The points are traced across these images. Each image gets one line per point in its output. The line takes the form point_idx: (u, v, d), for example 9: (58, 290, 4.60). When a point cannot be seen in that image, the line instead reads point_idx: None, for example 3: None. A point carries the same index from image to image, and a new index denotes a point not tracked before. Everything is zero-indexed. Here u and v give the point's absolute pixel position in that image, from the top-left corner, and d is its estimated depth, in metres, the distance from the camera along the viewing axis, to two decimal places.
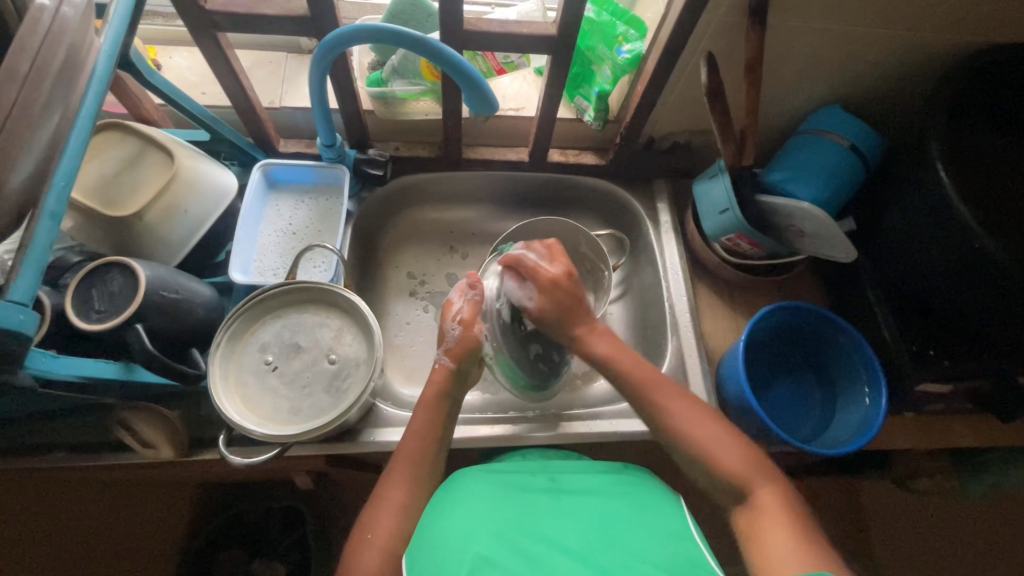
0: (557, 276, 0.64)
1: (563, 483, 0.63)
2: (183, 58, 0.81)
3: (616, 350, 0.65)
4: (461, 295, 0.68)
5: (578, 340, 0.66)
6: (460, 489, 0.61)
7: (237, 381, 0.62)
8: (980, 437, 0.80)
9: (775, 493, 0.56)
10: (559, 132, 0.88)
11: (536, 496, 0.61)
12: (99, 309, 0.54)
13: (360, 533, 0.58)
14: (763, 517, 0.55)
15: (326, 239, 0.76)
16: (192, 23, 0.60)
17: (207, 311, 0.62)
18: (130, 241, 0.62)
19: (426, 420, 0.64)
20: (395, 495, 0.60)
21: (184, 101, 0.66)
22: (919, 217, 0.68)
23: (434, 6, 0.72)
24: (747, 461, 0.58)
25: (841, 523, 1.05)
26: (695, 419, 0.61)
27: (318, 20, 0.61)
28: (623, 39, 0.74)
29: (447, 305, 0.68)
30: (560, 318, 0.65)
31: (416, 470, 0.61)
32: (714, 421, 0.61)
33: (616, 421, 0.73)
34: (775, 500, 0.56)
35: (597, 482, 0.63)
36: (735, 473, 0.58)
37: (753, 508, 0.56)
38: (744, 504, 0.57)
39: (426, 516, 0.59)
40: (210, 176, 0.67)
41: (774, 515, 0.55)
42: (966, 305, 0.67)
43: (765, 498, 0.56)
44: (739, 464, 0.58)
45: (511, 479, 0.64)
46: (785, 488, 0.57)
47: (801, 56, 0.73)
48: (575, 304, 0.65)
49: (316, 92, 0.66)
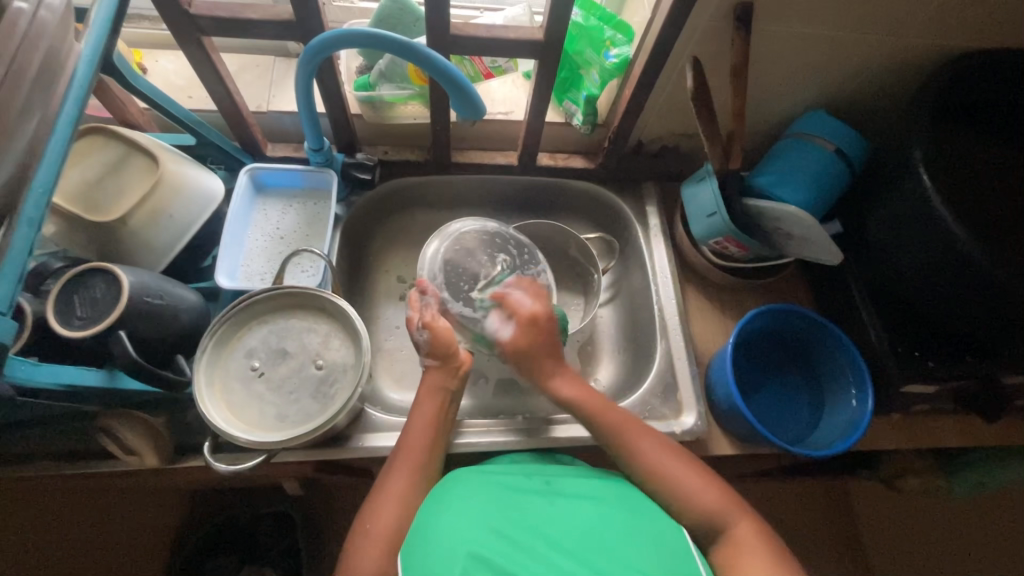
0: (535, 314, 0.70)
1: (559, 486, 0.63)
2: (169, 61, 0.80)
3: (584, 395, 0.67)
4: (417, 303, 0.70)
5: (552, 389, 0.67)
6: (451, 489, 0.60)
7: (223, 387, 0.62)
8: (964, 436, 0.81)
9: (755, 530, 0.58)
10: (548, 136, 0.88)
11: (525, 497, 0.60)
12: (81, 316, 0.53)
13: (363, 519, 0.59)
14: (744, 552, 0.56)
15: (314, 244, 0.76)
16: (176, 27, 0.59)
17: (192, 316, 0.62)
18: (113, 246, 0.62)
19: (429, 413, 0.65)
20: (395, 484, 0.60)
21: (169, 105, 0.66)
22: (904, 221, 0.69)
23: (421, 10, 0.72)
24: (723, 498, 0.60)
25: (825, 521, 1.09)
26: (675, 462, 0.62)
27: (304, 24, 0.60)
28: (611, 44, 0.75)
29: (409, 315, 0.69)
30: (531, 358, 0.68)
31: (417, 459, 0.62)
32: (685, 461, 0.63)
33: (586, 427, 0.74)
34: (753, 534, 0.58)
35: (589, 487, 0.62)
36: (711, 511, 0.59)
37: (730, 545, 0.58)
38: (719, 541, 0.59)
39: (416, 514, 0.59)
40: (196, 181, 0.67)
41: (753, 549, 0.56)
42: (951, 309, 0.67)
43: (744, 535, 0.58)
44: (716, 503, 0.59)
45: (505, 481, 0.63)
46: (763, 526, 0.59)
47: (787, 61, 0.73)
48: (553, 348, 0.69)
49: (302, 96, 0.65)
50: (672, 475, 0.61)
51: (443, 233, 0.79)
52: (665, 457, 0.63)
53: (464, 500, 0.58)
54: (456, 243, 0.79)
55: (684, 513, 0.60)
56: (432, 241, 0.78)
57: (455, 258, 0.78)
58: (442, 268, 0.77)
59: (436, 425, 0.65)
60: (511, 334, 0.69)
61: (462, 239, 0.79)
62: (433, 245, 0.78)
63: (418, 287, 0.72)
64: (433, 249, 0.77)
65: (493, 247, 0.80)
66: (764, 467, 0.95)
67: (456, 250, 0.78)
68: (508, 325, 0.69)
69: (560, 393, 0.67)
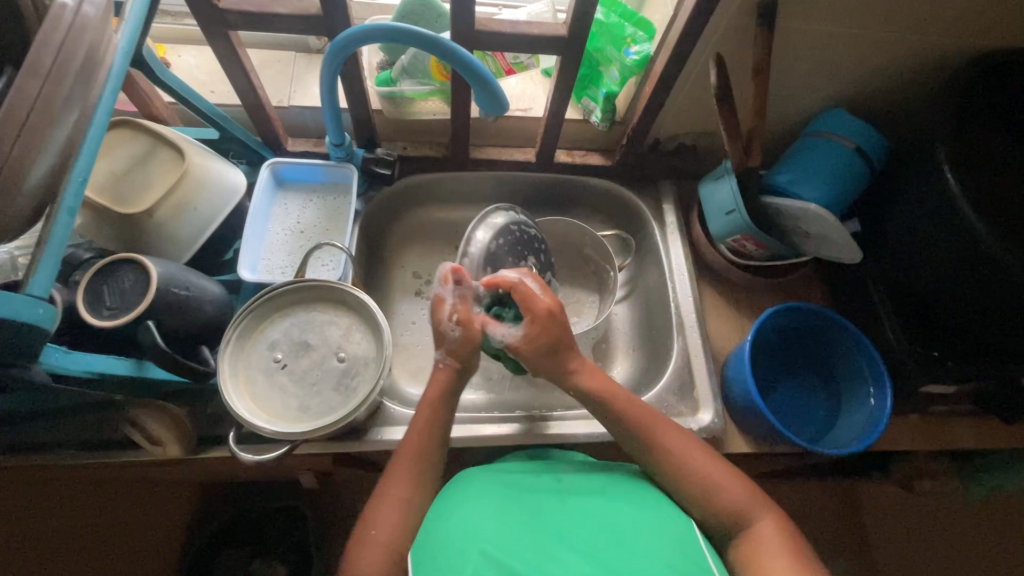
0: (553, 307, 0.65)
1: (569, 483, 0.63)
2: (192, 56, 0.81)
3: (607, 386, 0.65)
4: (449, 291, 0.67)
5: (568, 373, 0.66)
6: (465, 488, 0.61)
7: (247, 378, 0.62)
8: (985, 435, 0.80)
9: (777, 526, 0.57)
10: (566, 133, 0.88)
11: (539, 494, 0.61)
12: (110, 306, 0.54)
13: (369, 519, 0.59)
14: (765, 549, 0.56)
15: (334, 238, 0.76)
16: (204, 22, 0.60)
17: (217, 308, 0.63)
18: (139, 238, 0.63)
19: (427, 416, 0.64)
20: (396, 490, 0.60)
21: (195, 99, 0.67)
22: (926, 218, 0.69)
23: (444, 6, 0.72)
24: (747, 497, 0.59)
25: (848, 537, 1.06)
26: (699, 458, 0.61)
27: (330, 19, 0.61)
28: (631, 41, 0.75)
29: (439, 304, 0.66)
30: (545, 354, 0.65)
31: (418, 466, 0.62)
32: (709, 458, 0.62)
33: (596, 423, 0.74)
34: (774, 531, 0.57)
35: (599, 483, 0.63)
36: (734, 509, 0.58)
37: (749, 541, 0.57)
38: (740, 537, 0.58)
39: (432, 509, 0.59)
40: (220, 175, 0.68)
41: (773, 547, 0.56)
42: (973, 308, 0.67)
43: (766, 532, 0.57)
44: (741, 500, 0.59)
45: (516, 480, 0.63)
46: (788, 523, 0.58)
47: (810, 58, 0.73)
48: (565, 339, 0.65)
49: (326, 91, 0.66)
50: (697, 465, 0.61)
51: (488, 222, 0.72)
52: (688, 460, 0.61)
53: (474, 500, 0.59)
54: (502, 238, 0.73)
55: (703, 501, 0.60)
56: (477, 229, 0.72)
57: (500, 255, 0.72)
58: (485, 262, 0.71)
59: (437, 429, 0.64)
60: (521, 332, 0.65)
61: (505, 235, 0.73)
62: (484, 228, 0.72)
63: (454, 273, 0.67)
64: (481, 239, 0.71)
65: (526, 248, 0.75)
66: (775, 466, 0.95)
67: (501, 247, 0.72)
68: (517, 328, 0.66)
69: (581, 386, 0.65)
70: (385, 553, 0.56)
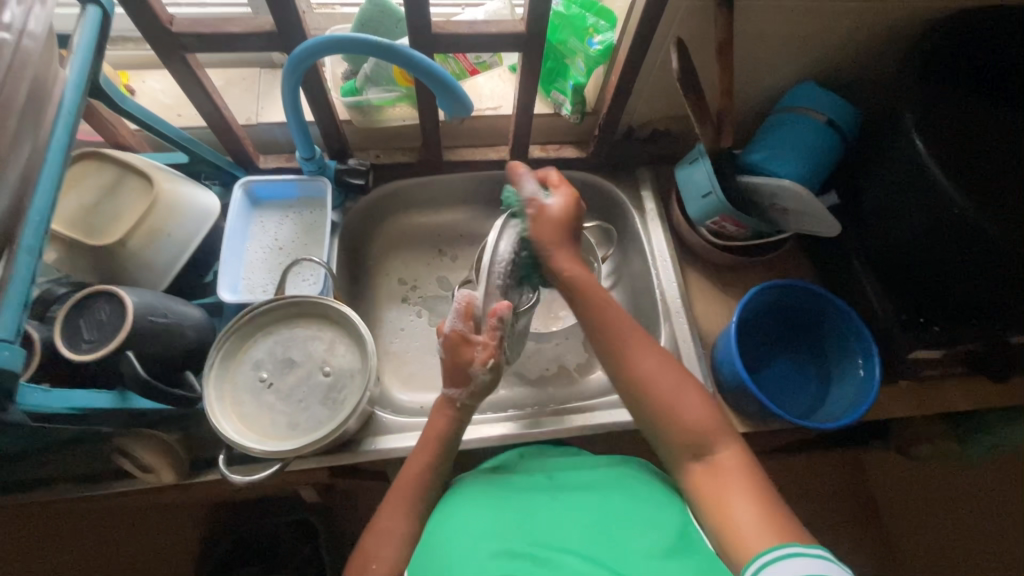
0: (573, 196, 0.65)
1: (562, 479, 0.63)
2: (156, 81, 0.80)
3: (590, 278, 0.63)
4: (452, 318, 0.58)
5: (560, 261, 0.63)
6: (460, 494, 0.61)
7: (234, 400, 0.62)
8: (977, 398, 0.81)
9: (738, 457, 0.55)
10: (538, 128, 0.88)
11: (535, 493, 0.60)
12: (88, 339, 0.54)
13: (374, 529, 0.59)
14: (726, 481, 0.54)
15: (313, 253, 0.76)
16: (159, 47, 0.59)
17: (197, 332, 0.63)
18: (115, 269, 0.62)
19: (438, 426, 0.63)
20: (393, 507, 0.60)
21: (159, 125, 0.67)
22: (902, 185, 0.68)
23: (401, 11, 0.72)
24: (709, 419, 0.57)
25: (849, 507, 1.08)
26: (668, 379, 0.59)
27: (286, 33, 0.60)
28: (594, 31, 0.75)
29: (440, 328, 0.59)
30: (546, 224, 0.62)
31: (413, 476, 0.61)
32: (679, 375, 0.59)
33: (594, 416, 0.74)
34: (736, 462, 0.55)
35: (593, 477, 0.63)
36: (696, 430, 0.56)
37: (710, 469, 0.55)
38: (699, 461, 0.56)
39: (428, 527, 0.59)
40: (191, 199, 0.68)
41: (734, 476, 0.54)
42: (955, 272, 0.67)
43: (726, 462, 0.55)
44: (705, 424, 0.56)
45: (510, 479, 0.63)
46: (748, 452, 0.56)
47: (774, 34, 0.73)
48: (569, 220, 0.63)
49: (290, 106, 0.65)
50: (665, 391, 0.57)
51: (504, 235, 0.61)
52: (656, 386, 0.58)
53: (470, 508, 0.58)
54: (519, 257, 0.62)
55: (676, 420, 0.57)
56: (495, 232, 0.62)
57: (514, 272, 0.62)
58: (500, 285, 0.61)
59: (442, 437, 0.62)
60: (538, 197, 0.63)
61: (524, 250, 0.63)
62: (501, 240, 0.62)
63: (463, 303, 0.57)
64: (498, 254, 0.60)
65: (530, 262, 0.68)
66: (773, 443, 0.96)
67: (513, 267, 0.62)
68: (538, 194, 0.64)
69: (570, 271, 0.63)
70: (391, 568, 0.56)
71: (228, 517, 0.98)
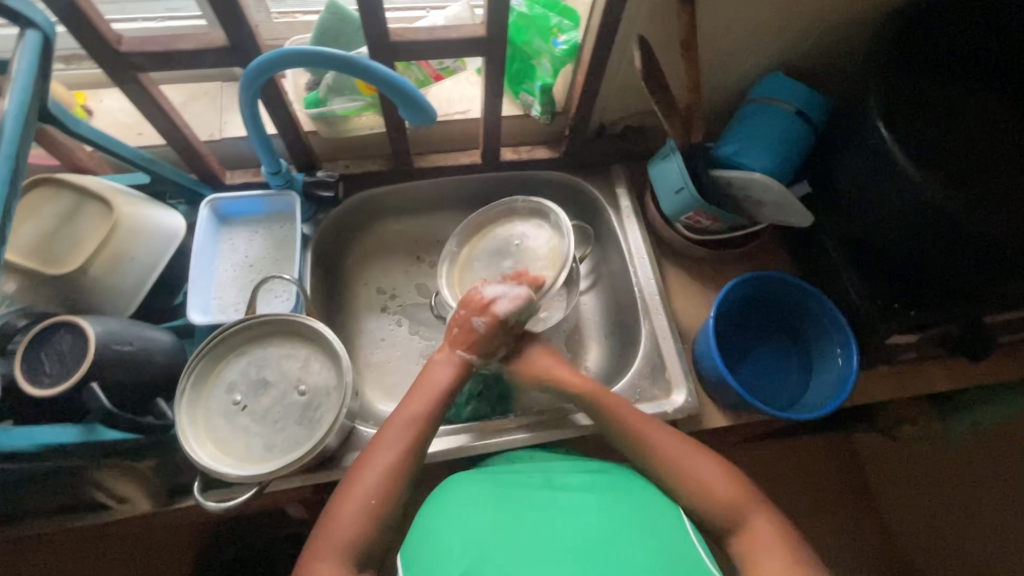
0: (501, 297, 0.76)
1: (559, 481, 0.62)
2: (114, 100, 0.78)
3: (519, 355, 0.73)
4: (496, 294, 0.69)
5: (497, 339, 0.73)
6: (450, 499, 0.59)
7: (207, 426, 0.61)
8: (954, 378, 0.82)
9: (772, 525, 0.57)
10: (509, 130, 0.87)
11: (528, 496, 0.59)
12: (51, 373, 0.52)
13: (327, 523, 0.55)
14: (761, 547, 0.55)
15: (285, 268, 0.75)
16: (108, 67, 0.58)
17: (167, 356, 0.62)
18: (76, 297, 0.61)
19: (422, 406, 0.64)
20: (352, 506, 0.56)
21: (115, 146, 0.65)
22: (869, 172, 0.67)
23: (354, 14, 0.70)
24: (735, 488, 0.59)
25: (839, 489, 1.09)
26: (688, 451, 0.62)
27: (240, 48, 0.59)
28: (558, 31, 0.75)
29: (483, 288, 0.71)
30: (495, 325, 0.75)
31: (376, 478, 0.58)
32: (698, 450, 0.62)
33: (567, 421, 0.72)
34: (768, 525, 0.57)
35: (591, 481, 0.62)
36: (728, 503, 0.58)
37: (746, 538, 0.57)
38: (736, 531, 0.57)
39: (412, 528, 0.58)
40: (155, 221, 0.66)
41: (770, 545, 0.55)
42: (924, 257, 0.66)
43: (760, 528, 0.56)
44: (732, 497, 0.58)
45: (504, 482, 0.62)
46: (781, 518, 0.58)
47: (737, 27, 0.72)
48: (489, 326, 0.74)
49: (250, 121, 0.64)
50: (689, 469, 0.60)
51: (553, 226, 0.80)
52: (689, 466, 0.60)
53: (458, 510, 0.58)
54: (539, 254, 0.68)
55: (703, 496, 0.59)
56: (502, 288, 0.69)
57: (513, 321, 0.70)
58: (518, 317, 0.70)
59: (420, 420, 0.62)
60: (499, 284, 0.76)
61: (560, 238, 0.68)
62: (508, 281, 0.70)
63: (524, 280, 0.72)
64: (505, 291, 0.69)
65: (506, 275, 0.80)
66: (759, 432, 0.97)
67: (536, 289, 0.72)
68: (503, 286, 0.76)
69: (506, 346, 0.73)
70: (339, 553, 0.54)
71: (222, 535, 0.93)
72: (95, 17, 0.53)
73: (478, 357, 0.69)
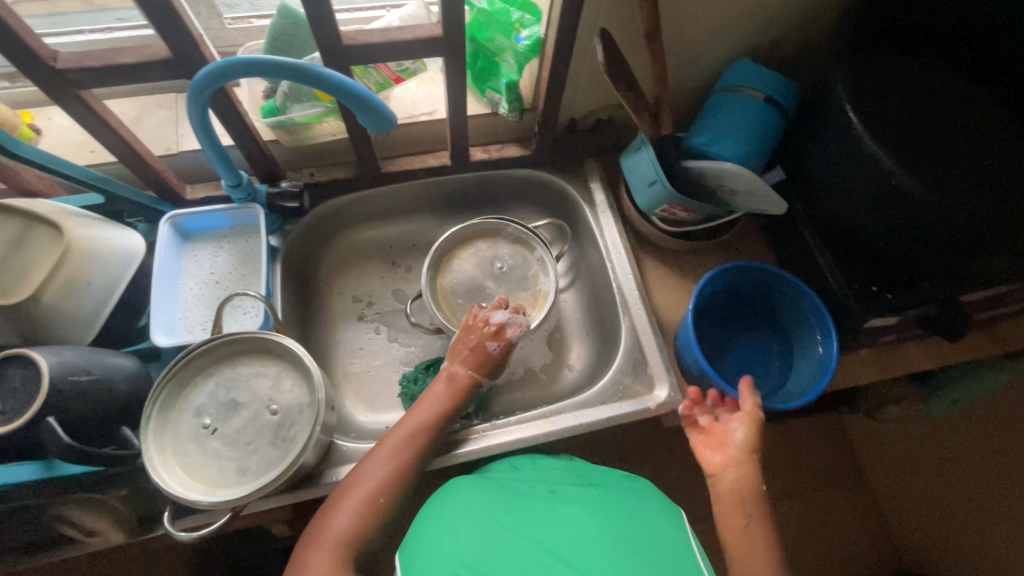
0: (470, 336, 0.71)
1: (563, 493, 0.60)
2: (63, 117, 0.75)
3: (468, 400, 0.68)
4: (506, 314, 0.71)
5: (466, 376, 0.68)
6: (440, 510, 0.58)
7: (177, 452, 0.59)
8: (933, 358, 0.81)
9: None
10: (477, 128, 0.86)
11: (530, 505, 0.58)
12: (4, 410, 0.50)
13: (322, 526, 0.56)
14: None
15: (252, 284, 0.73)
16: (45, 85, 0.55)
17: (130, 383, 0.60)
18: (29, 328, 0.59)
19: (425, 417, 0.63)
20: (339, 522, 0.55)
21: (63, 167, 0.62)
22: (836, 158, 0.66)
23: (299, 12, 0.67)
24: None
25: (831, 469, 1.11)
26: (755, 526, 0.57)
27: (184, 59, 0.57)
28: (520, 26, 0.72)
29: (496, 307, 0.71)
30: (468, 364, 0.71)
31: (366, 493, 0.57)
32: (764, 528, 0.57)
33: (546, 422, 0.72)
34: None
35: (596, 495, 0.60)
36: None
37: None
38: None
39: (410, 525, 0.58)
40: (110, 242, 0.64)
41: None
42: (896, 242, 0.65)
43: None
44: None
45: (506, 490, 0.61)
46: None
47: (701, 15, 0.71)
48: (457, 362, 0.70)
49: (202, 134, 0.62)
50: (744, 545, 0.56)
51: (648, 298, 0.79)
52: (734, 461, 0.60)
53: (456, 514, 0.56)
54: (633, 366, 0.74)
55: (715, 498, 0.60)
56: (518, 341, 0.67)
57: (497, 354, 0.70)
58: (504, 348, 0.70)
59: (423, 429, 0.63)
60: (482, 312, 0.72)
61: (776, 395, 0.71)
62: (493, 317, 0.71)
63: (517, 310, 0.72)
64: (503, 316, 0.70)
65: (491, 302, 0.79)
66: None
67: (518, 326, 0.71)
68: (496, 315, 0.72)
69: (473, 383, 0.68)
70: (335, 551, 0.54)
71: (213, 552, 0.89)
72: (26, 34, 0.51)
73: (485, 379, 0.68)
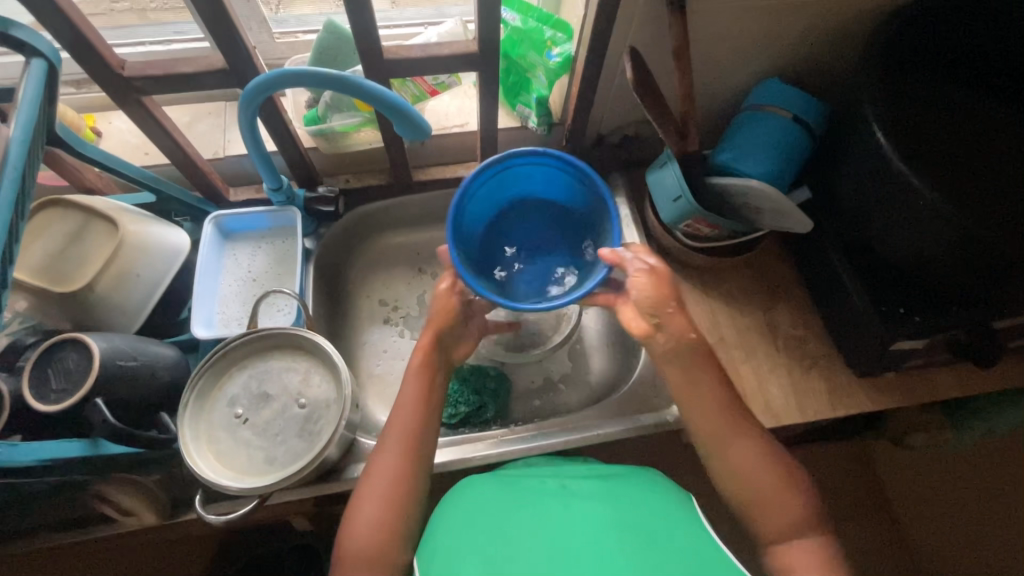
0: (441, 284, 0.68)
1: (571, 487, 0.60)
2: (122, 121, 0.81)
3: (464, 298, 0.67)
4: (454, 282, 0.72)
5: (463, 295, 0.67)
6: (455, 506, 0.59)
7: (209, 438, 0.62)
8: (963, 383, 0.79)
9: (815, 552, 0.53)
10: (507, 140, 0.88)
11: (538, 501, 0.58)
12: (57, 389, 0.54)
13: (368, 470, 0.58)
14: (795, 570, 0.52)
15: (286, 282, 0.77)
16: (112, 90, 0.60)
17: (170, 370, 0.63)
18: (83, 315, 0.63)
19: (418, 389, 0.62)
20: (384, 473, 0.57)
21: (121, 166, 0.67)
22: (867, 176, 0.66)
23: (349, 30, 0.71)
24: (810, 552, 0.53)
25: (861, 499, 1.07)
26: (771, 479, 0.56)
27: (239, 68, 0.61)
28: (552, 44, 0.76)
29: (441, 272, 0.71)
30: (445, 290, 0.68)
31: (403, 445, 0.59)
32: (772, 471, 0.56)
33: (563, 431, 0.73)
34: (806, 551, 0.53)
35: (604, 485, 0.60)
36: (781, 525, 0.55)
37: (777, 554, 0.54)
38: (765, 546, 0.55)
39: (434, 519, 0.59)
40: (160, 238, 0.68)
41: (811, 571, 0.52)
42: (923, 257, 0.64)
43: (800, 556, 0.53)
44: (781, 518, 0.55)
45: (518, 487, 0.61)
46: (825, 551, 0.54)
47: (730, 36, 0.73)
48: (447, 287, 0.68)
49: (249, 138, 0.65)
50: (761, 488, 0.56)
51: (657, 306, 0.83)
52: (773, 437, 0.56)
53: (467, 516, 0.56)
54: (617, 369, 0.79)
55: (772, 523, 0.55)
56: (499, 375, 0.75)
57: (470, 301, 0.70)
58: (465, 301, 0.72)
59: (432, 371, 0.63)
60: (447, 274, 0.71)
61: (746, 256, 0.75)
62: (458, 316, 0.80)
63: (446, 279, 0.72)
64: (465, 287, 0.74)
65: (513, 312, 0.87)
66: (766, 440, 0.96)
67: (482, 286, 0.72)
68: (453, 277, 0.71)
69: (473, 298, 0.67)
70: (382, 497, 0.56)
71: (235, 544, 0.91)
72: (99, 45, 0.56)
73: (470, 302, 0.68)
